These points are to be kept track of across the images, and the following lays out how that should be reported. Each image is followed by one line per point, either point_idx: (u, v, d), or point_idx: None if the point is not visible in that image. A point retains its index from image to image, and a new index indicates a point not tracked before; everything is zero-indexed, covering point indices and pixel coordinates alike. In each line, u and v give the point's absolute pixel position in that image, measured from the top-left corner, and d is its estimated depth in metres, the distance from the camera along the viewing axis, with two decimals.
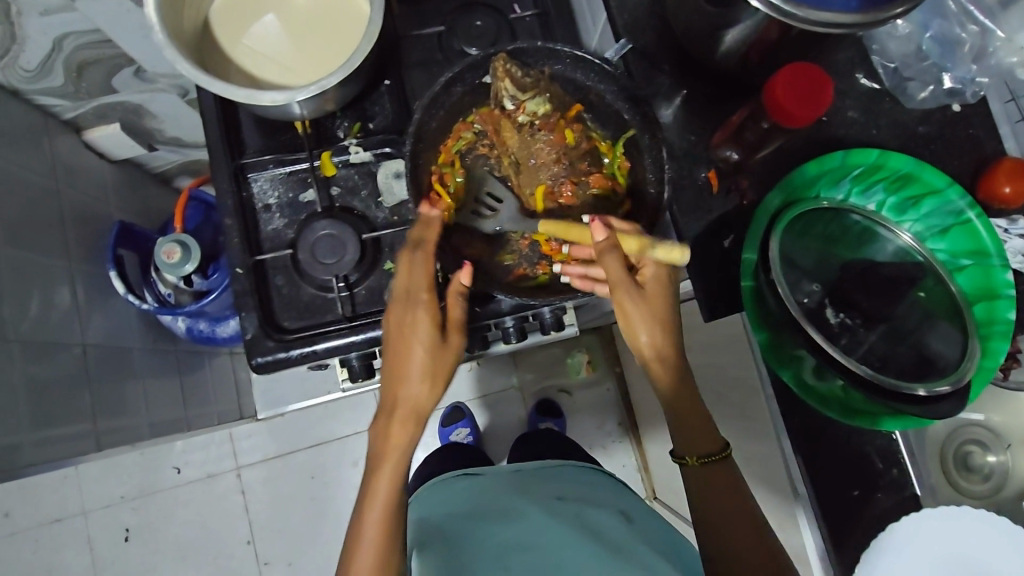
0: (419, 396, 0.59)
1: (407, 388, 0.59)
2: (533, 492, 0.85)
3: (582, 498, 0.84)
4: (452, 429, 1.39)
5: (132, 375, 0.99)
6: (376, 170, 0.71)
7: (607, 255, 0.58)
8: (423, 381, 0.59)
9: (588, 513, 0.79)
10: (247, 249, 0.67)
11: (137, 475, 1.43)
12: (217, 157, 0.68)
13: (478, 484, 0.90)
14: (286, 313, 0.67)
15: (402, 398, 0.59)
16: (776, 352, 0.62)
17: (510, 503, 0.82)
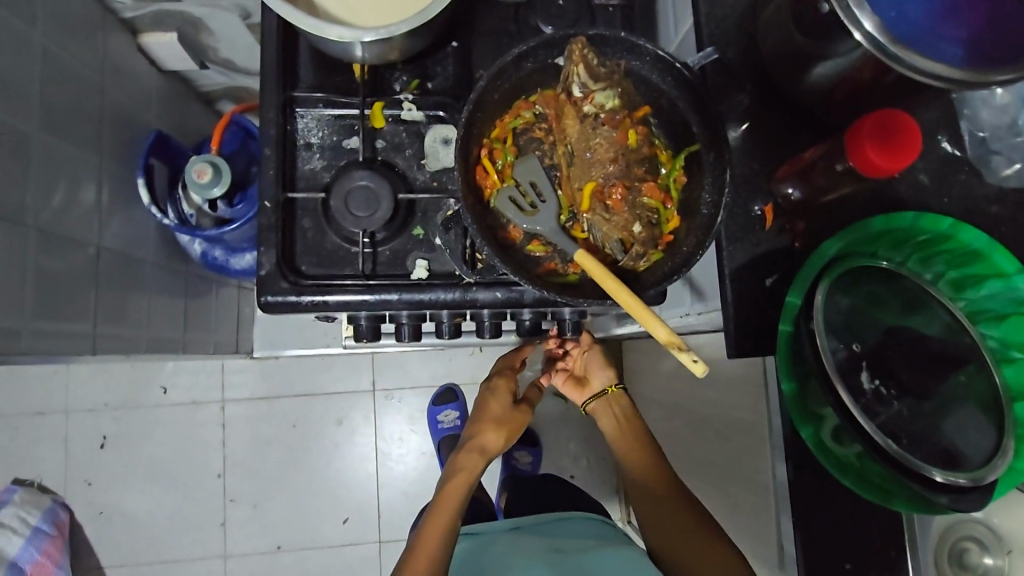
0: (493, 440, 0.94)
1: (489, 434, 0.94)
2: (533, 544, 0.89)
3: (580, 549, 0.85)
4: (440, 410, 1.46)
5: (139, 288, 0.97)
6: (425, 132, 0.68)
7: (657, 326, 0.54)
8: (500, 430, 0.95)
9: (586, 560, 0.81)
10: (280, 183, 0.65)
11: (124, 386, 1.44)
12: (268, 83, 0.66)
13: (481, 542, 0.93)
14: (305, 258, 0.65)
15: (483, 441, 0.93)
16: (796, 408, 0.59)
17: (507, 557, 0.85)
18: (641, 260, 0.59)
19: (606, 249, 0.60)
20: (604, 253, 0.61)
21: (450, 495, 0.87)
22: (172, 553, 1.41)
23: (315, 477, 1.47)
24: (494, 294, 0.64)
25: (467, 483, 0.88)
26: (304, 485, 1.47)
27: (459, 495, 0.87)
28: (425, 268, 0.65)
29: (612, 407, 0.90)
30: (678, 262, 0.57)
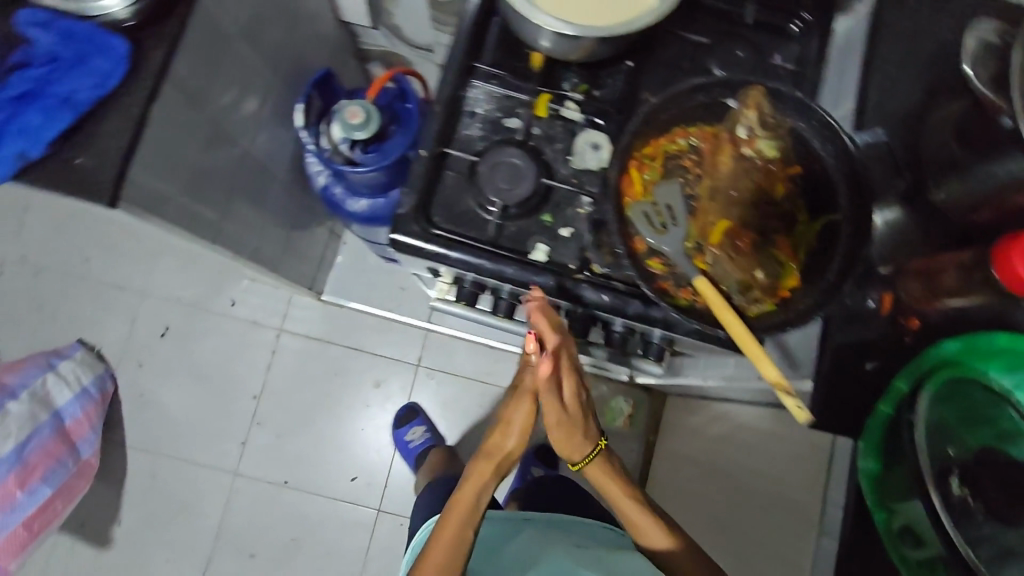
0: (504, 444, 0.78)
1: (502, 444, 0.78)
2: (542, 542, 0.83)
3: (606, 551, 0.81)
4: (408, 428, 1.47)
5: (261, 200, 1.04)
6: (579, 132, 0.72)
7: (767, 365, 0.57)
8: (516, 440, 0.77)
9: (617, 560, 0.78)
10: (439, 138, 0.70)
11: (200, 288, 1.54)
12: (456, 49, 0.72)
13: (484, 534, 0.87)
14: (439, 210, 0.69)
15: (493, 444, 0.79)
16: (876, 498, 0.60)
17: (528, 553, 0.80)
18: (754, 304, 0.61)
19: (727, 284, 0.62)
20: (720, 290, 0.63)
21: (460, 509, 0.77)
22: (190, 455, 1.47)
23: (339, 428, 1.51)
24: (600, 297, 0.67)
25: (478, 495, 0.77)
26: (327, 431, 1.51)
27: (469, 508, 0.77)
28: (544, 253, 0.68)
29: (608, 474, 0.82)
30: (791, 317, 0.59)
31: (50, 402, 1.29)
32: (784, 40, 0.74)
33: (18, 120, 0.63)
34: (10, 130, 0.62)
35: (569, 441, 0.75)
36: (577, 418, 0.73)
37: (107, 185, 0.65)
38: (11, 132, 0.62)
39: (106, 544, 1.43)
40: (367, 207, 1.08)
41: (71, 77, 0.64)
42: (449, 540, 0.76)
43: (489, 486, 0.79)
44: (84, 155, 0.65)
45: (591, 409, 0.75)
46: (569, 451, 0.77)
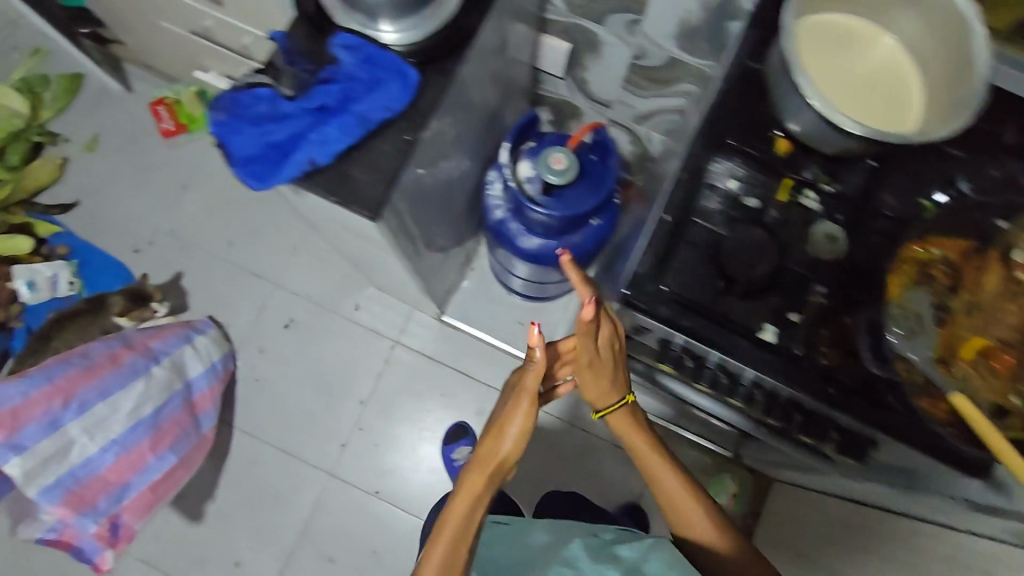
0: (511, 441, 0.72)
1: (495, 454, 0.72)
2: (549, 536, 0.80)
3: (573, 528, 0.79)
4: (455, 447, 1.49)
5: (440, 224, 1.09)
6: (818, 221, 0.73)
7: None
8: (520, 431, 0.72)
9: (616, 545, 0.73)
10: (682, 207, 0.72)
11: (329, 288, 1.61)
12: (707, 125, 0.75)
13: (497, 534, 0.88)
14: (671, 275, 0.71)
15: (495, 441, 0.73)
16: None
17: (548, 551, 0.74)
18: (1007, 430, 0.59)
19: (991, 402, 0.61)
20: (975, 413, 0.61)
21: (447, 533, 0.68)
22: (292, 447, 1.51)
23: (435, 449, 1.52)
24: (826, 389, 0.67)
25: (471, 510, 0.69)
26: (422, 450, 1.52)
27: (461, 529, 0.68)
28: (774, 335, 0.69)
29: (631, 426, 0.81)
30: None
31: (184, 371, 1.35)
32: None
33: (315, 129, 0.68)
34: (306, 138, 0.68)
35: (600, 389, 0.77)
36: (604, 375, 0.76)
37: (370, 198, 0.68)
38: (308, 139, 0.68)
39: (197, 519, 1.46)
40: (540, 247, 1.12)
41: (366, 97, 0.69)
42: (435, 574, 0.66)
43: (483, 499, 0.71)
44: (361, 170, 0.69)
45: (623, 360, 0.77)
46: (602, 401, 0.79)
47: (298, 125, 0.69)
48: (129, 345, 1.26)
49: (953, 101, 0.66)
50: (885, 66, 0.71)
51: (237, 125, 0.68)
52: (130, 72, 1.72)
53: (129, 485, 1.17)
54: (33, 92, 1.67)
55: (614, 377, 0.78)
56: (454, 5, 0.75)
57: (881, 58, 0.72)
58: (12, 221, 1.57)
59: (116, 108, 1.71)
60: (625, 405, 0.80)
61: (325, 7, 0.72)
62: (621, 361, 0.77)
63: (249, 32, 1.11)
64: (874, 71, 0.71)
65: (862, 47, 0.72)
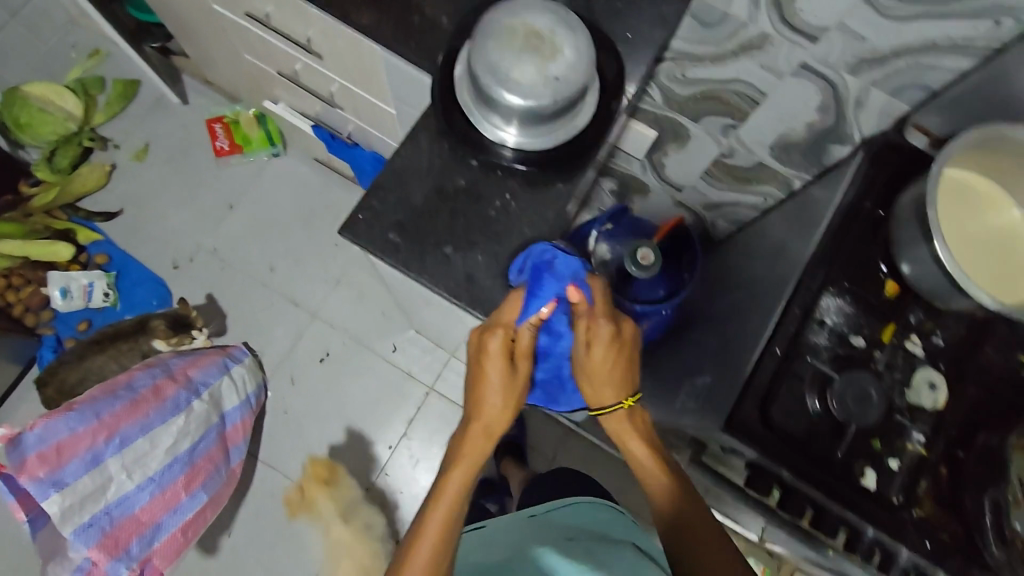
0: (492, 411, 0.68)
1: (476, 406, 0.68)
2: (524, 530, 0.85)
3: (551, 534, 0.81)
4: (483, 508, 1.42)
5: None
6: (919, 368, 0.73)
7: None
8: (502, 401, 0.68)
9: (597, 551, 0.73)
10: (791, 340, 0.73)
11: (368, 327, 1.59)
12: (820, 262, 0.76)
13: (492, 535, 0.86)
14: (776, 409, 0.72)
15: (478, 409, 0.69)
16: None
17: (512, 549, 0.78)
18: None
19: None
20: None
21: (441, 504, 0.66)
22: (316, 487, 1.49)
23: None
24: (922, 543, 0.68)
25: (468, 477, 0.68)
26: None
27: (457, 499, 0.66)
28: (873, 480, 0.70)
29: (634, 433, 0.74)
30: None
31: (221, 406, 1.31)
32: None
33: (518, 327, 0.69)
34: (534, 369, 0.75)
35: (605, 388, 0.71)
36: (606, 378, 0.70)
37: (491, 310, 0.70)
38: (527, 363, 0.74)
39: (211, 552, 1.43)
40: None
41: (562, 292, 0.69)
42: (433, 551, 0.63)
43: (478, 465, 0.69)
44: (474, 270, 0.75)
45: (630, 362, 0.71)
46: (599, 402, 0.72)
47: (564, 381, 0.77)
48: (172, 376, 1.24)
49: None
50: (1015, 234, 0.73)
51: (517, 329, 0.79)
52: (187, 86, 1.70)
53: (161, 525, 1.17)
54: (87, 94, 1.65)
55: (623, 381, 0.71)
56: (587, 115, 0.74)
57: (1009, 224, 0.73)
58: (54, 226, 1.56)
59: (170, 119, 1.69)
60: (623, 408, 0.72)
61: (461, 105, 0.73)
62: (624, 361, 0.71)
63: (341, 83, 1.12)
64: (1004, 236, 0.72)
65: (991, 210, 0.73)
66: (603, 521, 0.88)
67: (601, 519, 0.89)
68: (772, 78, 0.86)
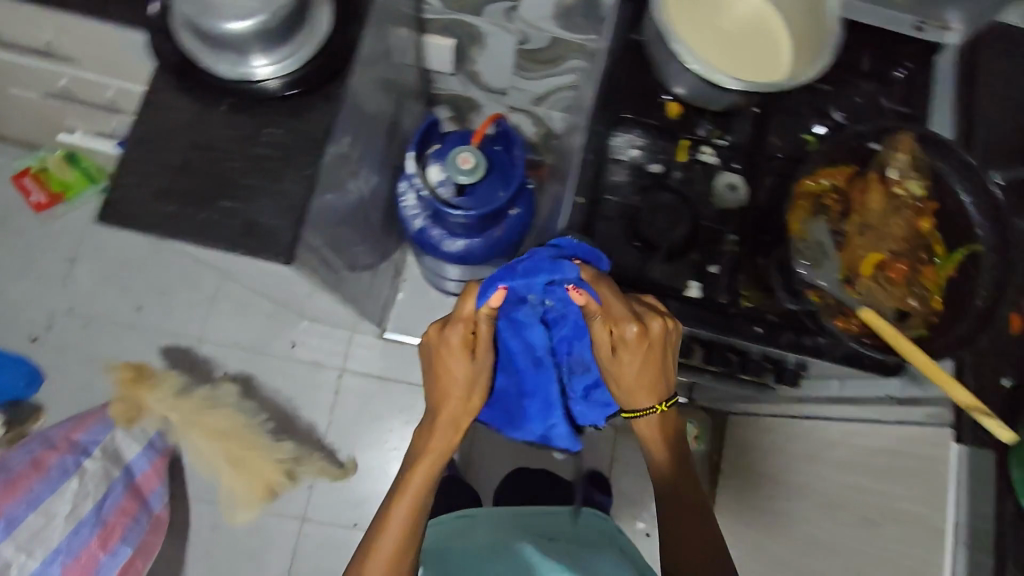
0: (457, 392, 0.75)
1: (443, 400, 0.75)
2: (510, 521, 0.98)
3: (546, 539, 0.91)
4: None
5: (361, 246, 1.07)
6: (718, 175, 0.77)
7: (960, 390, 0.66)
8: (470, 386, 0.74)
9: (578, 552, 0.87)
10: (593, 185, 0.74)
11: (261, 331, 1.53)
12: (602, 103, 0.77)
13: (477, 527, 0.97)
14: (597, 253, 0.73)
15: (448, 392, 0.75)
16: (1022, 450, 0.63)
17: (505, 538, 0.91)
18: (910, 330, 0.67)
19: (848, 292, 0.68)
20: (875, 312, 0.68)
21: (414, 485, 0.76)
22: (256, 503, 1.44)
23: None
24: (754, 329, 0.71)
25: (436, 465, 0.76)
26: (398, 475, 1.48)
27: (428, 482, 0.76)
28: (698, 289, 0.74)
29: (657, 435, 0.76)
30: (953, 339, 0.64)
31: (122, 458, 1.26)
32: (898, 85, 0.80)
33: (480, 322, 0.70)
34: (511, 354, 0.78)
35: (639, 391, 0.71)
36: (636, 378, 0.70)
37: (285, 244, 0.67)
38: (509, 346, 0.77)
39: None
40: (463, 246, 1.10)
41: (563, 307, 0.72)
42: (405, 519, 0.74)
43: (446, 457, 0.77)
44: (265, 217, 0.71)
45: (666, 365, 0.70)
46: (631, 403, 0.73)
47: (524, 390, 0.83)
48: (54, 445, 1.18)
49: (824, 42, 0.70)
50: (752, 25, 0.75)
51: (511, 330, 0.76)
52: None
53: None
54: None
55: (654, 379, 0.70)
56: (327, 22, 0.72)
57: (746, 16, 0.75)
58: None
59: None
60: (656, 413, 0.73)
61: (191, 49, 0.69)
62: (661, 366, 0.69)
63: (109, 82, 1.03)
64: (743, 29, 0.75)
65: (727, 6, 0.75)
66: (590, 527, 1.00)
67: (589, 528, 1.00)
68: None
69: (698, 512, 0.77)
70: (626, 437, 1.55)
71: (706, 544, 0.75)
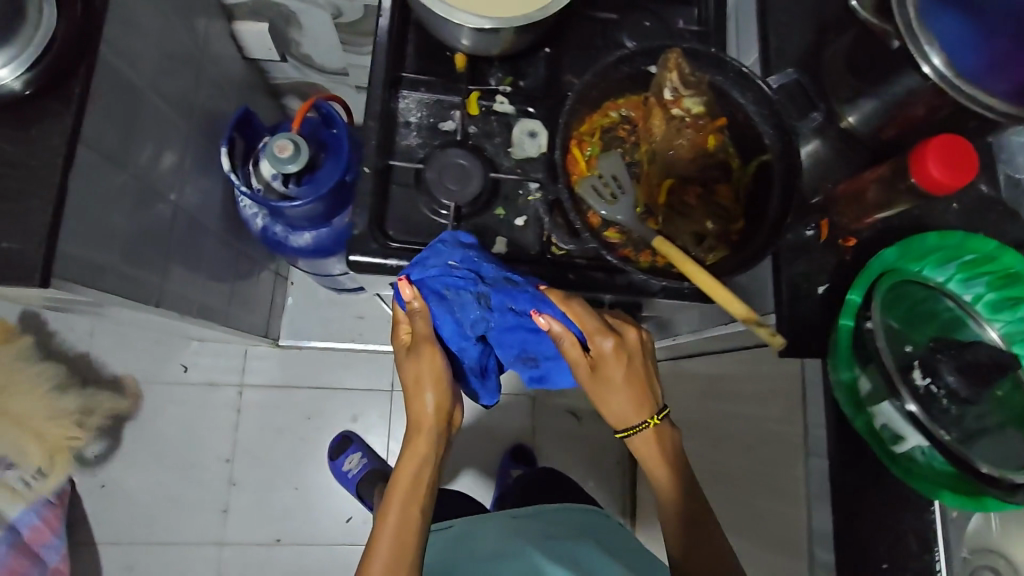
0: (419, 403, 0.70)
1: (423, 413, 0.70)
2: (505, 520, 0.96)
3: (547, 539, 0.91)
4: (343, 458, 1.41)
5: (200, 255, 1.02)
6: (514, 124, 0.74)
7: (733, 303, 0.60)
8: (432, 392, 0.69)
9: (575, 553, 0.88)
10: (380, 151, 0.70)
11: (147, 359, 1.45)
12: (379, 63, 0.71)
13: (466, 533, 0.92)
14: (395, 223, 0.70)
15: (414, 405, 0.71)
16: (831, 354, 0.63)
17: (506, 539, 0.90)
18: (710, 253, 0.66)
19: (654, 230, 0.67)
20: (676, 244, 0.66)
21: (399, 494, 0.69)
22: (167, 536, 1.39)
23: (326, 474, 1.45)
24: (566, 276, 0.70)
25: (419, 472, 0.70)
26: (314, 482, 1.45)
27: (413, 492, 0.69)
28: (504, 245, 0.71)
29: (655, 449, 0.72)
30: (746, 257, 0.63)
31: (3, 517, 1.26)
32: (685, 4, 0.78)
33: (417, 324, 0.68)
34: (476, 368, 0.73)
35: (623, 402, 0.70)
36: (613, 390, 0.69)
37: (37, 267, 0.62)
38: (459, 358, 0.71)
39: None
40: (311, 238, 1.05)
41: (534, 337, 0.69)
42: (394, 534, 0.67)
43: (428, 461, 0.71)
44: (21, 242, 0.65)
45: (643, 373, 0.70)
46: (621, 421, 0.71)
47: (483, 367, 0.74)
48: None
49: None
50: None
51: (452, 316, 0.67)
52: None
53: None
54: None
55: (638, 393, 0.70)
56: (51, 18, 0.65)
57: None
58: None
59: None
60: (648, 428, 0.70)
61: None
62: (636, 379, 0.70)
63: None
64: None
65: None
66: (583, 523, 1.00)
67: (581, 523, 1.00)
68: None
69: (694, 499, 0.73)
70: (545, 404, 1.52)
71: (697, 526, 0.72)
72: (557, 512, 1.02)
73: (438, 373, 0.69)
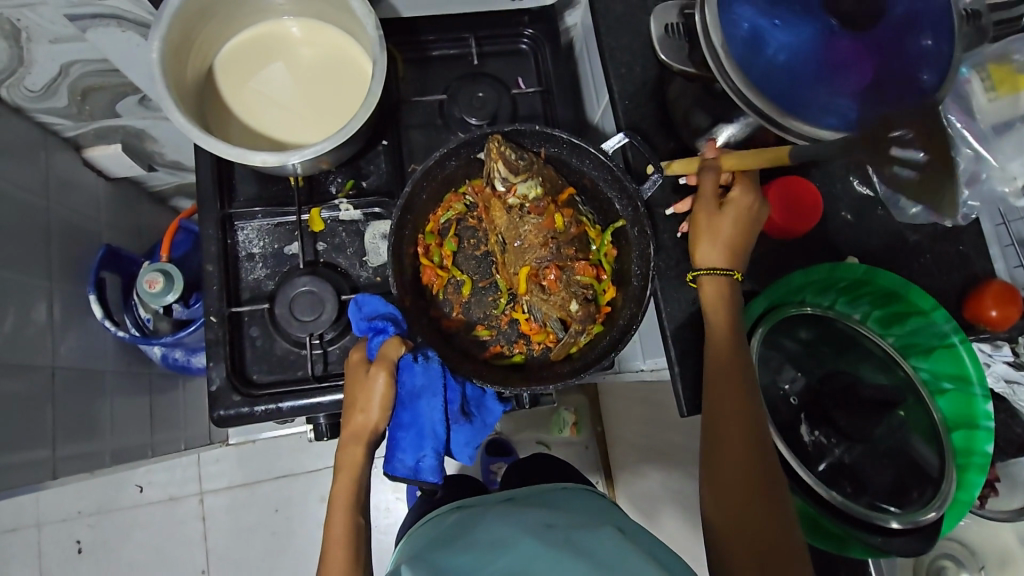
0: (362, 421, 0.59)
1: (367, 426, 0.59)
2: (504, 509, 0.73)
3: (555, 519, 0.67)
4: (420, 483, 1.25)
5: (99, 398, 0.97)
6: (364, 230, 0.70)
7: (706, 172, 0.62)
8: (381, 411, 0.58)
9: (580, 535, 0.61)
10: (225, 298, 0.67)
11: (97, 491, 1.38)
12: (205, 204, 0.68)
13: (467, 520, 0.72)
14: (258, 365, 0.67)
15: (356, 422, 0.59)
16: None
17: (501, 529, 0.65)
18: (582, 335, 0.62)
19: (522, 318, 0.65)
20: (547, 330, 0.64)
21: (341, 504, 0.60)
22: None
23: (294, 559, 1.41)
24: None
25: (358, 487, 0.60)
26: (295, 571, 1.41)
27: (355, 513, 0.60)
28: None
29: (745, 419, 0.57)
30: (617, 333, 0.60)
31: None
32: (521, 61, 0.75)
33: (386, 350, 0.58)
34: (415, 423, 0.60)
35: (718, 245, 0.61)
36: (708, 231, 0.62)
37: None
38: (407, 406, 0.60)
39: None
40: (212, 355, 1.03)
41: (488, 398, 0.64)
42: (341, 565, 0.57)
43: (365, 472, 0.61)
44: None
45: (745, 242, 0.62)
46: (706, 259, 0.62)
47: (423, 437, 0.60)
48: None
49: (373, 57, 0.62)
50: (323, 49, 0.67)
51: (412, 371, 0.60)
52: None
53: None
54: None
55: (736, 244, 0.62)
56: None
57: (311, 43, 0.67)
58: None
59: None
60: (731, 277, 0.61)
61: None
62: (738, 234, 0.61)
63: None
64: (314, 59, 0.67)
65: (284, 43, 0.67)
66: (584, 502, 0.78)
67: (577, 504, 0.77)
68: (75, 30, 0.72)
69: (764, 510, 0.54)
70: None
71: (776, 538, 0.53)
72: (541, 497, 0.80)
73: (390, 394, 0.58)
